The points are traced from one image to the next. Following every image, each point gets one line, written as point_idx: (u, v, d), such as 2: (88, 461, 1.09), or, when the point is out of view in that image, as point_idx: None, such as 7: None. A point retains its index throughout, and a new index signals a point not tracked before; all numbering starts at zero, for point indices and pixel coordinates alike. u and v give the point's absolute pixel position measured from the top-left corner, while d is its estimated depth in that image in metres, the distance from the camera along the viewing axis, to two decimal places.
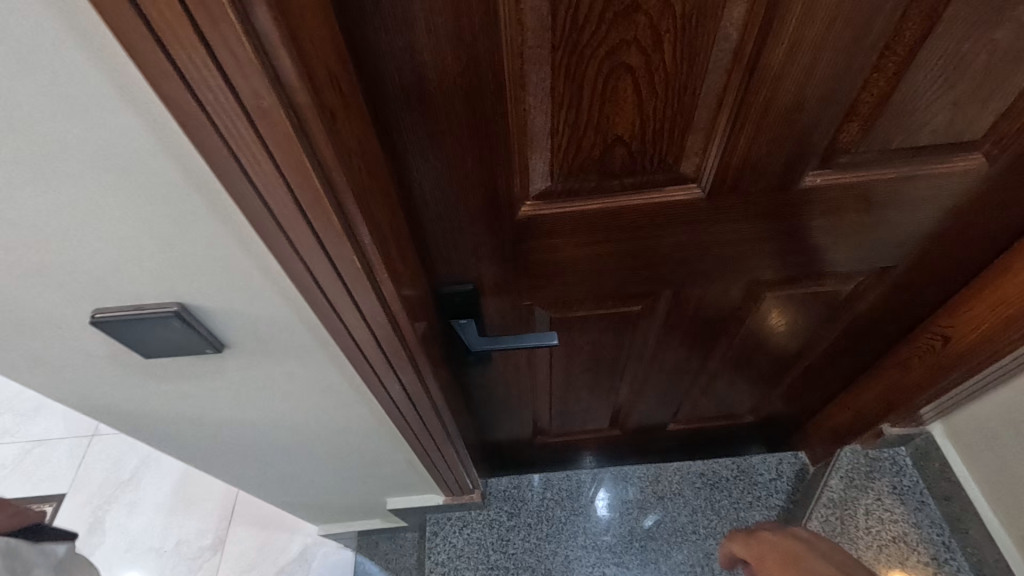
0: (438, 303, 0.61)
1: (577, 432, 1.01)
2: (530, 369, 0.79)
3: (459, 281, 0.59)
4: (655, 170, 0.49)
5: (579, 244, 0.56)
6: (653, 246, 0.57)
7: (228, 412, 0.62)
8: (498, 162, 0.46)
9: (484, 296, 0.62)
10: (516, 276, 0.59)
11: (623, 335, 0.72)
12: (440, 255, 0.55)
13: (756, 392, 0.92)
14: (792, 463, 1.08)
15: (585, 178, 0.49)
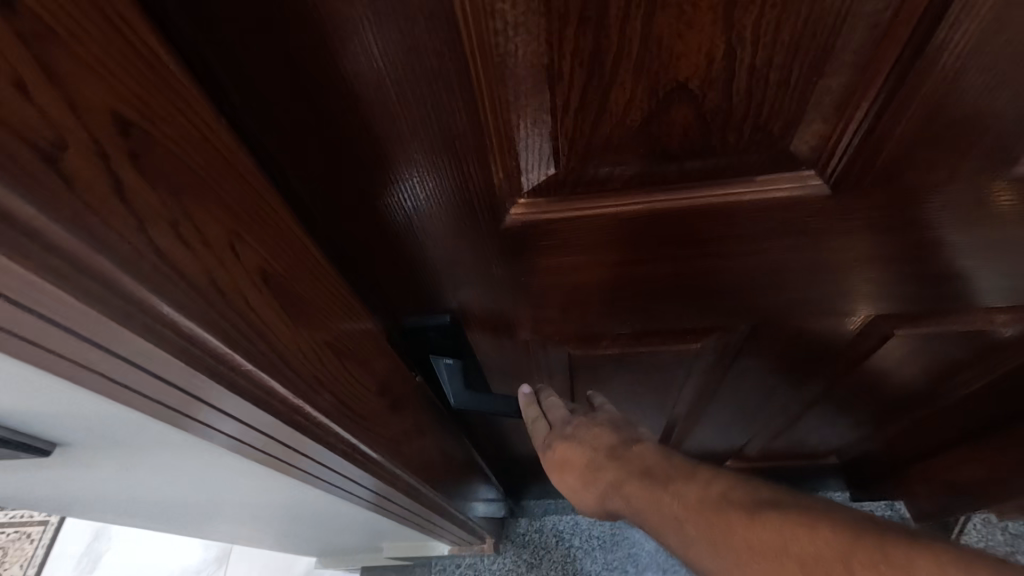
0: (403, 337, 0.43)
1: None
2: None
3: (429, 310, 0.40)
4: (746, 149, 0.27)
5: (605, 268, 0.36)
6: (721, 271, 0.36)
7: (130, 491, 0.46)
8: (453, 129, 0.26)
9: (470, 333, 0.44)
10: (512, 303, 0.40)
11: (670, 378, 0.52)
12: (393, 275, 0.37)
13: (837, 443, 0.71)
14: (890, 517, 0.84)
15: (615, 162, 0.28)
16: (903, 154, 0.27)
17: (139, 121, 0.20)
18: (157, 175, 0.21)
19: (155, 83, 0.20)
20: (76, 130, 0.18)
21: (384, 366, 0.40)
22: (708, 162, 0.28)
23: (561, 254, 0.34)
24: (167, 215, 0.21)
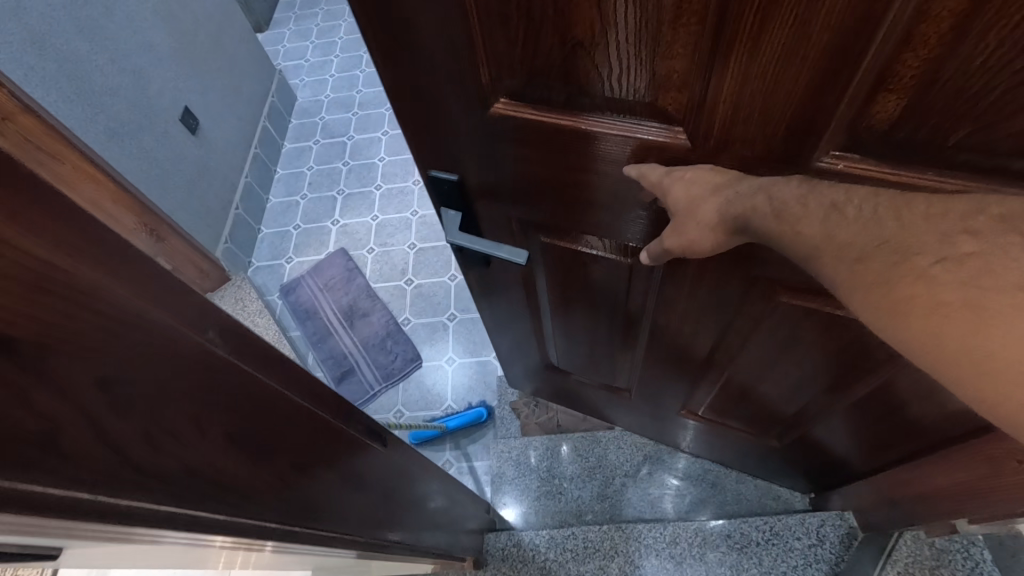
0: (432, 186, 0.71)
1: (580, 360, 1.07)
2: (533, 290, 0.91)
3: (447, 171, 0.68)
4: (634, 99, 0.51)
5: (549, 164, 0.62)
6: (612, 181, 0.61)
7: (112, 559, 0.58)
8: (460, 55, 0.51)
9: (479, 197, 0.72)
10: (493, 178, 0.67)
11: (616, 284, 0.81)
12: (429, 146, 0.65)
13: (769, 380, 0.85)
14: (837, 526, 1.04)
15: (551, 91, 0.54)
16: (724, 123, 0.48)
17: (121, 381, 0.33)
18: (67, 379, 0.30)
19: (27, 296, 0.27)
20: (73, 416, 0.31)
21: (431, 184, 0.71)
22: (599, 98, 0.53)
23: (526, 148, 0.61)
24: (71, 405, 0.31)
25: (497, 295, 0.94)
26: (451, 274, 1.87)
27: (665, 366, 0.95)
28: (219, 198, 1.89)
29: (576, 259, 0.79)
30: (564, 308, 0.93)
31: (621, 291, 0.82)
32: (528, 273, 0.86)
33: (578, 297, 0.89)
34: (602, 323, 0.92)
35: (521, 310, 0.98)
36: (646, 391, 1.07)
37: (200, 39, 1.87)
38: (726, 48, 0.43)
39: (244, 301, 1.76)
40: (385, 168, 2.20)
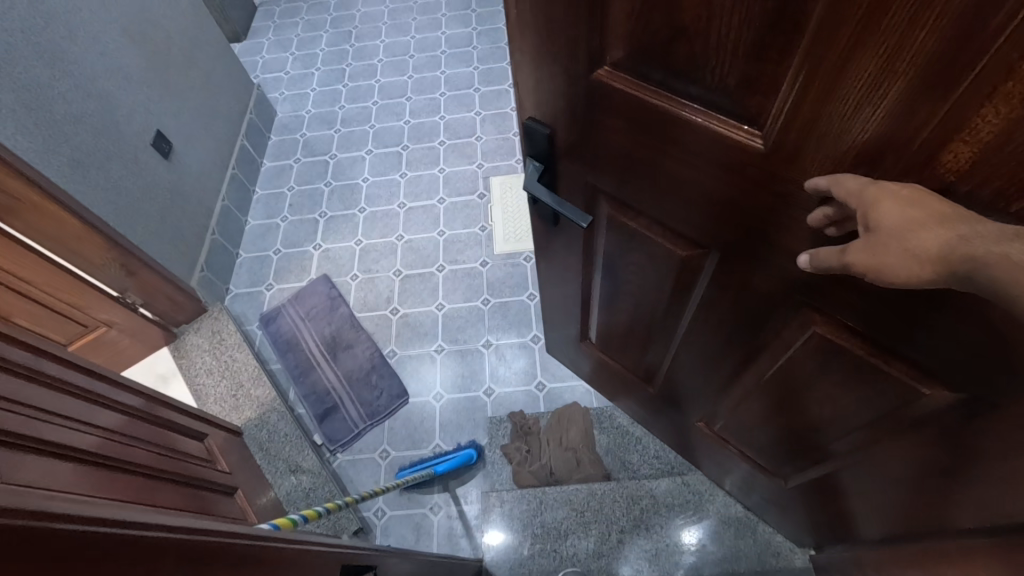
0: (526, 135, 0.80)
1: (613, 338, 1.18)
2: (591, 258, 1.00)
3: (542, 125, 0.77)
4: (722, 94, 0.56)
5: (634, 138, 0.68)
6: (683, 168, 0.66)
7: None
8: (582, 21, 0.59)
9: (565, 157, 0.81)
10: (580, 139, 0.75)
11: (667, 275, 0.88)
12: (535, 98, 0.74)
13: (790, 406, 0.87)
14: None
15: (652, 71, 0.60)
16: (802, 134, 0.51)
17: None
18: None
19: None
20: None
21: (525, 135, 0.81)
22: (697, 88, 0.58)
23: (618, 119, 0.68)
24: None
25: (561, 245, 1.02)
26: (438, 303, 1.81)
27: (692, 365, 1.01)
28: (195, 223, 1.81)
29: (631, 236, 0.86)
30: (613, 282, 1.01)
31: (666, 277, 0.88)
32: (592, 234, 0.93)
33: (628, 274, 0.95)
34: (646, 305, 0.99)
35: (575, 270, 1.05)
36: (675, 389, 1.12)
37: (174, 58, 1.79)
38: (817, 66, 0.46)
39: (222, 333, 1.68)
40: (369, 190, 2.13)
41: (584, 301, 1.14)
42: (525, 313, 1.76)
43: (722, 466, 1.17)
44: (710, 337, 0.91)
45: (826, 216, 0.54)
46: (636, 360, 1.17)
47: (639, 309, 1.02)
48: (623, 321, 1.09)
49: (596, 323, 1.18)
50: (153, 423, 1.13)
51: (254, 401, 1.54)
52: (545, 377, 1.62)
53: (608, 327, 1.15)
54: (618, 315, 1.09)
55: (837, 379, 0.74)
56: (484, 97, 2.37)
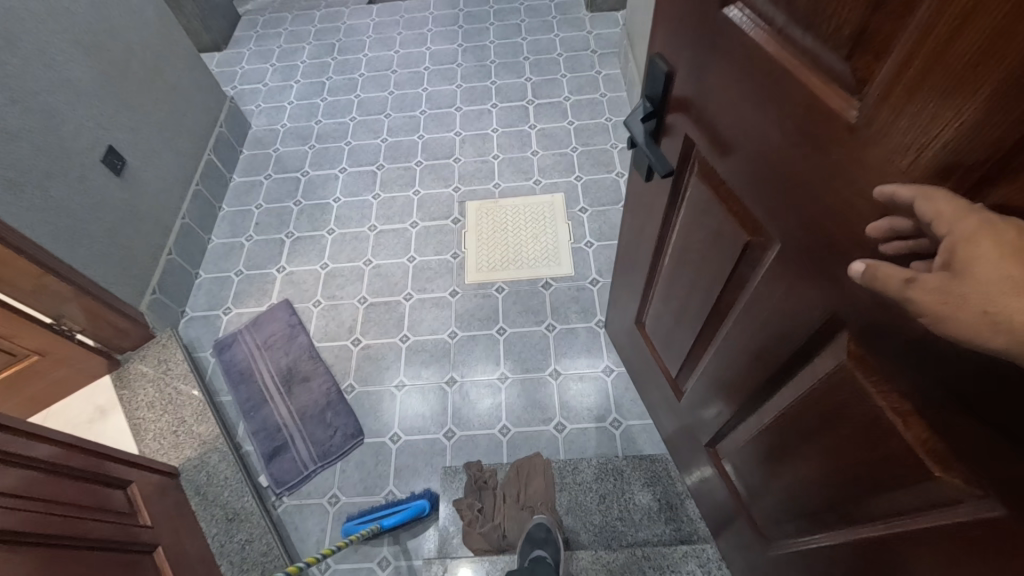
0: (649, 67, 0.74)
1: (665, 324, 1.06)
2: (664, 230, 0.93)
3: (664, 61, 0.70)
4: (830, 50, 0.45)
5: (731, 83, 0.58)
6: (766, 140, 0.56)
7: None
8: None
9: (675, 110, 0.72)
10: (688, 87, 0.67)
11: (717, 276, 0.79)
12: (670, 27, 0.67)
13: (798, 455, 0.73)
14: None
15: (777, 10, 0.50)
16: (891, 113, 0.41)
17: None
18: None
19: None
20: None
21: (648, 64, 0.74)
22: (813, 38, 0.47)
23: (728, 63, 0.57)
24: None
25: (651, 190, 0.92)
26: (402, 335, 1.72)
27: (713, 390, 0.93)
28: (149, 243, 1.71)
29: (707, 208, 0.74)
30: (679, 256, 0.90)
31: (722, 263, 0.76)
32: (678, 192, 0.82)
33: (693, 249, 0.83)
34: (696, 292, 0.87)
35: (654, 224, 0.95)
36: (700, 397, 1.00)
37: (133, 70, 1.70)
38: (933, 21, 0.35)
39: (169, 362, 1.58)
40: (340, 211, 2.04)
41: (651, 265, 1.04)
42: (492, 348, 1.66)
43: (723, 511, 1.06)
44: (737, 345, 0.78)
45: (894, 228, 0.42)
46: (682, 359, 1.04)
47: (689, 291, 0.90)
48: (676, 303, 0.97)
49: (655, 300, 1.07)
50: (66, 476, 1.03)
51: (194, 439, 1.44)
52: (510, 421, 1.53)
53: (663, 307, 1.04)
54: (674, 294, 0.96)
55: (849, 430, 0.61)
56: (465, 117, 2.29)
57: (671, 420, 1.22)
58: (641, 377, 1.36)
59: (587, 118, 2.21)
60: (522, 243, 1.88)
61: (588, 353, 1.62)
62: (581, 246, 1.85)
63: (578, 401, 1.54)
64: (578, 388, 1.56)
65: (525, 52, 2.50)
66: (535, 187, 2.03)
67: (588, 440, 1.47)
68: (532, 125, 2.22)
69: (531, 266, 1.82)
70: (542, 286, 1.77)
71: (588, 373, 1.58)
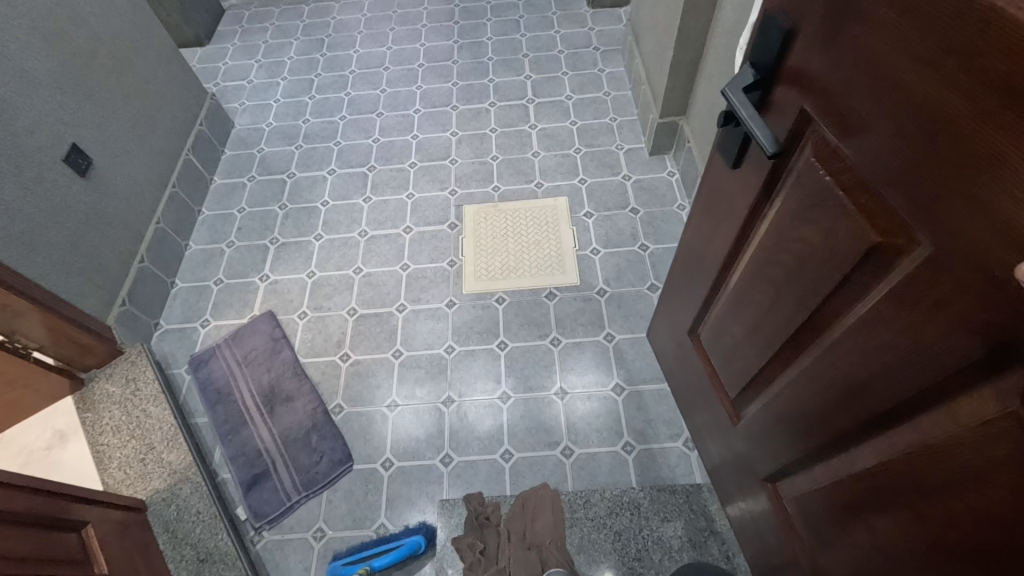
0: (764, 28, 0.65)
1: (728, 337, 0.94)
2: (746, 230, 0.82)
3: (787, 17, 0.61)
4: None
5: (897, 40, 0.47)
6: (943, 109, 0.44)
7: None
8: None
9: (789, 79, 0.63)
10: (823, 48, 0.56)
11: (812, 286, 0.67)
12: None
13: (900, 512, 0.60)
14: None
15: None
16: None
17: None
18: None
19: None
20: None
21: (761, 26, 0.66)
22: None
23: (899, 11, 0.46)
24: None
25: (738, 178, 0.80)
26: (395, 350, 1.59)
27: (781, 420, 0.81)
28: (118, 249, 1.57)
29: (819, 200, 0.62)
30: (762, 260, 0.77)
31: (828, 269, 0.64)
32: (778, 180, 0.70)
33: (786, 252, 0.71)
34: (780, 303, 0.75)
35: (736, 220, 0.83)
36: (763, 426, 0.87)
37: (101, 62, 1.56)
38: None
39: (138, 380, 1.44)
40: (328, 215, 1.91)
41: (724, 268, 0.91)
42: (493, 364, 1.54)
43: (777, 555, 0.94)
44: (831, 370, 0.66)
45: None
46: (745, 379, 0.92)
47: (770, 301, 0.78)
48: (748, 313, 0.85)
49: (720, 309, 0.95)
50: (8, 522, 0.88)
51: (164, 468, 1.30)
52: (513, 445, 1.40)
53: (729, 317, 0.92)
54: (749, 303, 0.84)
55: (993, 494, 0.48)
56: (462, 116, 2.17)
57: (720, 450, 1.09)
58: (688, 400, 1.23)
59: (591, 118, 2.09)
60: (523, 250, 1.76)
61: (597, 369, 1.50)
62: (587, 253, 1.73)
63: (587, 422, 1.42)
64: (585, 409, 1.44)
65: (524, 49, 2.39)
66: (537, 191, 1.91)
67: (599, 466, 1.35)
68: (533, 125, 2.10)
69: (534, 274, 1.70)
70: (545, 296, 1.65)
71: (597, 392, 1.46)
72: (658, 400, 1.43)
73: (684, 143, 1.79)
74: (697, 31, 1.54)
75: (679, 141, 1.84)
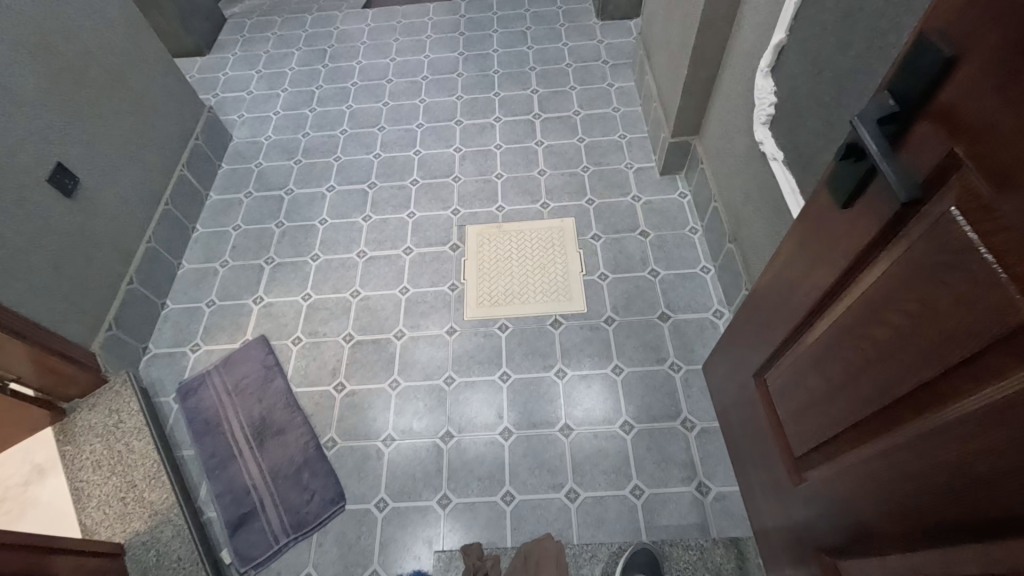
0: (916, 46, 0.52)
1: (804, 392, 0.83)
2: (838, 280, 0.71)
3: (950, 39, 0.48)
4: None
5: None
6: None
7: None
8: None
9: (941, 117, 0.51)
10: (1000, 85, 0.45)
11: (925, 356, 0.57)
12: None
13: None
14: None
15: None
16: None
17: None
18: None
19: None
20: None
21: (912, 42, 0.52)
22: None
23: None
24: None
25: (835, 219, 0.69)
26: (392, 380, 1.51)
27: (862, 498, 0.70)
28: (105, 271, 1.50)
29: (958, 257, 0.51)
30: (862, 314, 0.67)
31: (952, 339, 0.53)
32: (899, 228, 0.59)
33: (896, 310, 0.61)
34: (878, 366, 0.64)
35: (829, 265, 0.72)
36: (837, 499, 0.76)
37: (92, 77, 1.50)
38: None
39: (121, 413, 1.36)
40: (326, 234, 1.84)
41: (806, 316, 0.80)
42: (494, 397, 1.46)
43: None
44: (942, 455, 0.55)
45: None
46: (817, 440, 0.81)
47: (865, 361, 0.67)
48: (834, 370, 0.74)
49: (796, 359, 0.84)
50: None
51: (145, 509, 1.23)
52: (514, 486, 1.33)
53: (806, 370, 0.81)
54: (836, 360, 0.73)
55: None
56: (466, 131, 2.11)
57: (774, 513, 1.00)
58: (743, 454, 1.15)
59: (600, 134, 2.02)
60: (527, 274, 1.68)
61: (606, 405, 1.42)
62: (594, 279, 1.65)
63: (594, 462, 1.34)
64: (592, 448, 1.36)
65: (531, 61, 2.32)
66: (542, 211, 1.83)
67: (606, 512, 1.28)
68: (539, 141, 2.03)
69: (538, 301, 1.62)
70: (550, 324, 1.57)
71: (603, 430, 1.38)
72: (670, 440, 1.35)
73: (698, 163, 1.72)
74: (714, 50, 1.47)
75: (692, 161, 1.77)
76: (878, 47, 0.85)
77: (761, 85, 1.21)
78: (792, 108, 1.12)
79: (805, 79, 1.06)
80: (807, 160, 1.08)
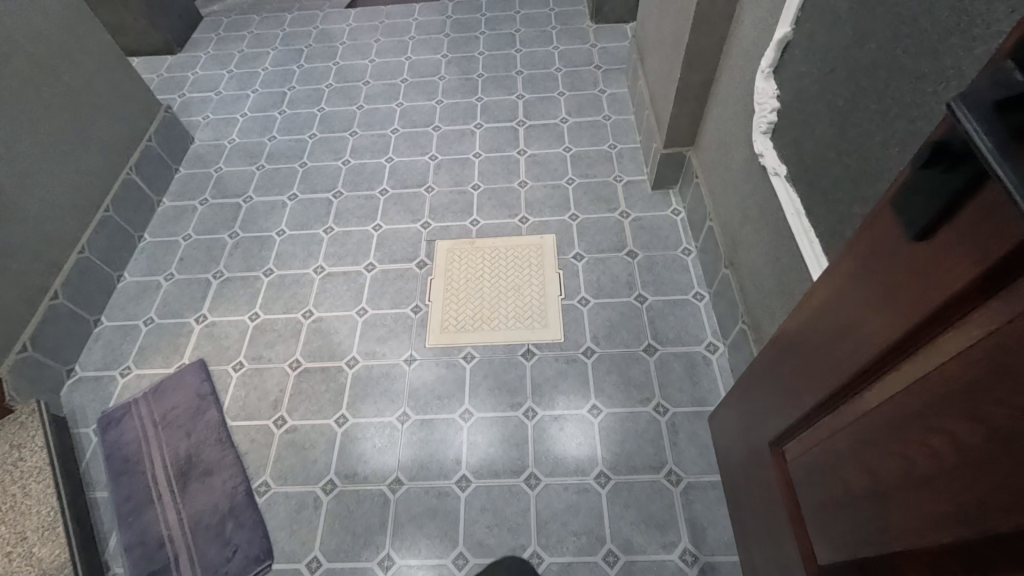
0: None
1: (836, 488, 0.63)
2: (895, 346, 0.51)
3: None
4: None
5: None
6: None
7: None
8: None
9: None
10: None
11: None
12: None
13: None
14: None
15: None
16: None
17: None
18: None
19: None
20: None
21: None
22: None
23: None
24: None
25: (889, 260, 0.49)
26: (340, 416, 1.33)
27: None
28: (21, 284, 1.34)
29: None
30: (933, 402, 0.46)
31: None
32: (1001, 286, 0.40)
33: (996, 405, 0.40)
34: (965, 482, 0.44)
35: (878, 327, 0.52)
36: None
37: (15, 68, 1.35)
38: None
39: (23, 448, 1.21)
40: (282, 247, 1.68)
41: (839, 389, 0.60)
42: (453, 439, 1.28)
43: None
44: None
45: None
46: (855, 556, 0.60)
47: (939, 470, 0.46)
48: (883, 468, 0.54)
49: (829, 442, 0.63)
50: None
51: (32, 567, 1.09)
52: (468, 547, 1.14)
53: (845, 459, 0.60)
54: (886, 455, 0.53)
55: None
56: (444, 138, 1.94)
57: None
58: (745, 525, 0.95)
59: (588, 144, 1.85)
60: (500, 297, 1.51)
61: (579, 451, 1.24)
62: (574, 303, 1.47)
63: (563, 521, 1.16)
64: (561, 504, 1.18)
65: (518, 65, 2.17)
66: (521, 226, 1.66)
67: None
68: (522, 150, 1.86)
69: (510, 327, 1.45)
70: (521, 355, 1.39)
71: (575, 482, 1.20)
72: (651, 495, 1.17)
73: (692, 177, 1.54)
74: (709, 50, 1.30)
75: (687, 175, 1.60)
76: (904, 36, 0.68)
77: (761, 88, 1.04)
78: (797, 114, 0.95)
79: (813, 80, 0.89)
80: (814, 178, 0.90)
